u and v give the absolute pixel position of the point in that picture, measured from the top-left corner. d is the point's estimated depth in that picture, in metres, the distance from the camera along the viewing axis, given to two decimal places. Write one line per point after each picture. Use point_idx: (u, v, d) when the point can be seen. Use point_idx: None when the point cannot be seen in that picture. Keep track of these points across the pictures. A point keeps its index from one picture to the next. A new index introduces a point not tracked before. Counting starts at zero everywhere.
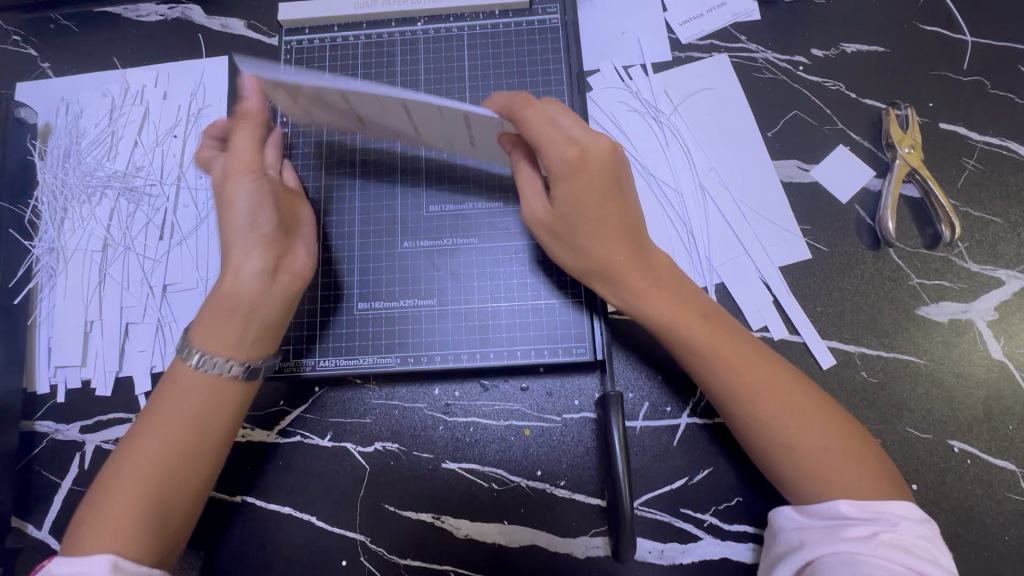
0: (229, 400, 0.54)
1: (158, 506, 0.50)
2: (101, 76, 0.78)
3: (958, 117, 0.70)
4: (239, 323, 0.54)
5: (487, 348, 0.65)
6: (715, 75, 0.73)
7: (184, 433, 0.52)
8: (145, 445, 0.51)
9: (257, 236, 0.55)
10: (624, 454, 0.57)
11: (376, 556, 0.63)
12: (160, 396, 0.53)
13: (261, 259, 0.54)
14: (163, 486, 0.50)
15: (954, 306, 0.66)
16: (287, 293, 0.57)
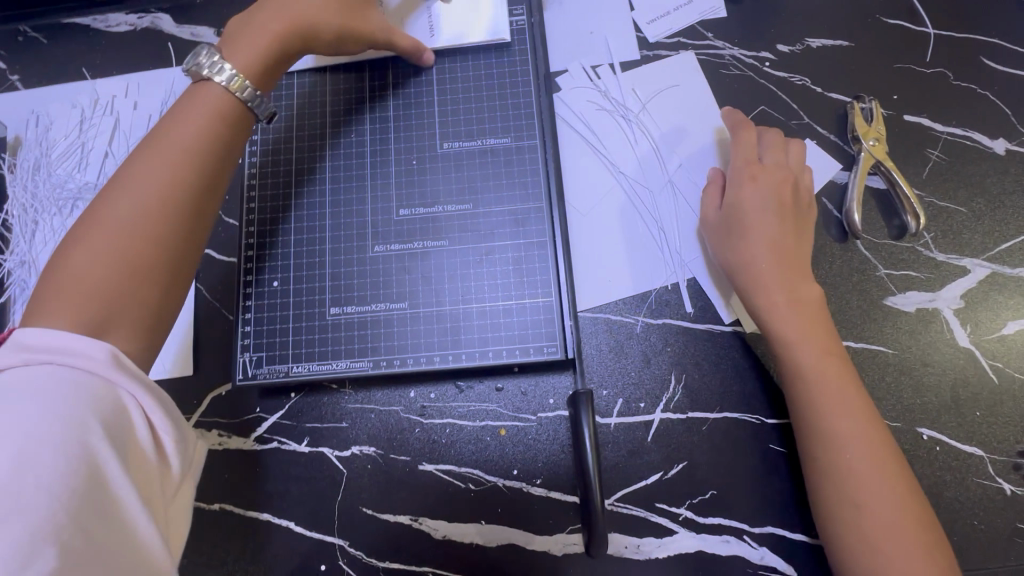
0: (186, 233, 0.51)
1: (127, 285, 0.47)
2: (71, 87, 0.78)
3: (923, 108, 0.71)
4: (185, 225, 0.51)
5: (460, 349, 0.65)
6: (682, 72, 0.74)
7: (139, 267, 0.48)
8: (96, 274, 0.46)
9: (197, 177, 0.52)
10: (594, 452, 0.58)
11: (355, 560, 0.64)
12: (91, 239, 0.47)
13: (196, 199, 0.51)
14: (124, 294, 0.47)
15: (921, 296, 0.66)
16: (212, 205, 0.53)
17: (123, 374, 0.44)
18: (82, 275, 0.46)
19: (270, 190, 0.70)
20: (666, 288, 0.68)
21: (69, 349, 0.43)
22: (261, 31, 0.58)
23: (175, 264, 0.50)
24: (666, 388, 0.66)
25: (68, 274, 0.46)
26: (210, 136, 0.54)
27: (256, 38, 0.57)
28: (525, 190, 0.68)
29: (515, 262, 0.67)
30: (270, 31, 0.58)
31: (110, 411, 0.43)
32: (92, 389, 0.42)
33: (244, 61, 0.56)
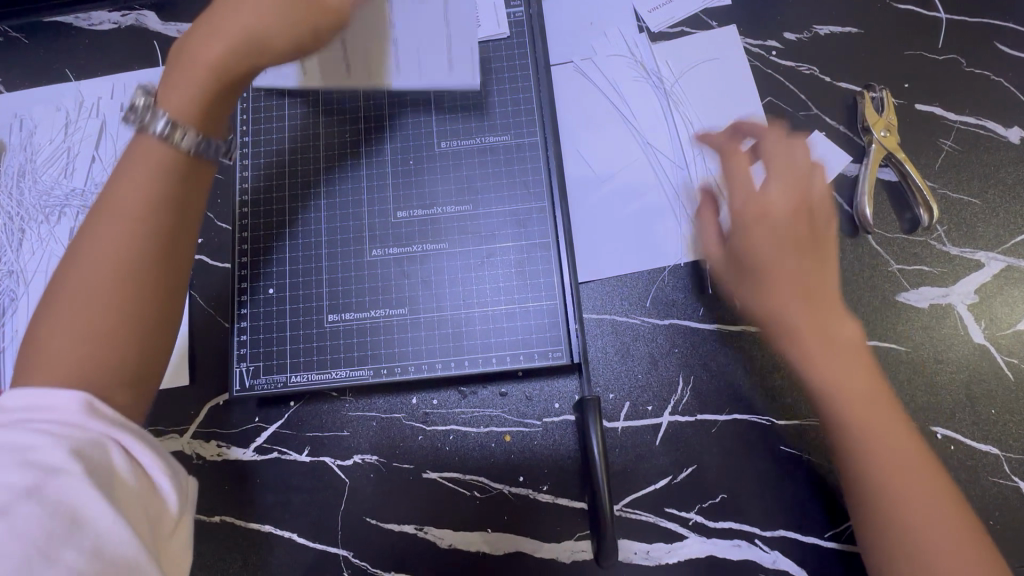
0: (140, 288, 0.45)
1: (105, 348, 0.43)
2: (54, 90, 0.75)
3: (935, 97, 0.69)
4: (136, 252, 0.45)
5: (462, 355, 0.64)
6: (721, 43, 0.72)
7: (106, 337, 0.43)
8: (57, 362, 0.42)
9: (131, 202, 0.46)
10: (602, 462, 0.56)
11: (359, 571, 0.62)
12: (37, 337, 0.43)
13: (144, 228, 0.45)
14: (100, 346, 0.43)
15: (935, 291, 0.65)
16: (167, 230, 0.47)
17: (107, 423, 0.42)
18: (62, 325, 0.43)
19: (263, 192, 0.68)
20: (672, 288, 0.67)
21: (49, 403, 0.41)
22: (200, 58, 0.49)
23: (160, 319, 0.46)
24: (674, 390, 0.64)
25: (48, 328, 0.43)
26: (165, 161, 0.48)
27: (195, 68, 0.48)
28: (526, 188, 0.66)
29: (517, 264, 0.65)
30: (212, 52, 0.49)
31: (93, 450, 0.40)
32: (72, 436, 0.40)
33: (193, 100, 0.48)
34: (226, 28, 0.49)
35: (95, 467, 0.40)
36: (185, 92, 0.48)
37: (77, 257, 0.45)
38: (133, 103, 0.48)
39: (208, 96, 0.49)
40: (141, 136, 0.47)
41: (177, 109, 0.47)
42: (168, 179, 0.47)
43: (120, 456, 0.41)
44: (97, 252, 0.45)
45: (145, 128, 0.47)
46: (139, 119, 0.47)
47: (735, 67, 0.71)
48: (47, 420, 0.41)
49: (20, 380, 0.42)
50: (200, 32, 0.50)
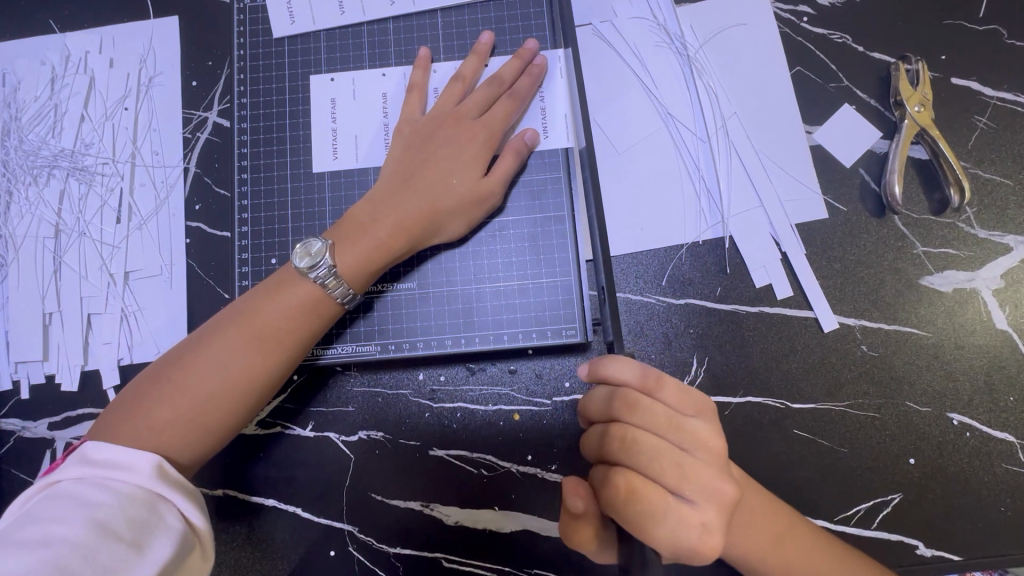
0: (237, 397, 0.52)
1: (201, 416, 0.51)
2: (38, 43, 0.70)
3: (973, 70, 0.65)
4: (245, 365, 0.52)
5: (472, 332, 0.62)
6: (750, 8, 0.67)
7: (200, 414, 0.51)
8: (160, 417, 0.50)
9: (255, 335, 0.53)
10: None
11: (364, 546, 0.62)
12: (164, 384, 0.51)
13: (258, 355, 0.53)
14: (201, 411, 0.51)
15: (960, 276, 0.63)
16: (266, 372, 0.53)
17: (165, 484, 0.47)
18: (184, 381, 0.51)
19: (263, 159, 0.66)
20: (690, 266, 0.64)
21: (125, 459, 0.47)
22: (372, 227, 0.57)
23: (246, 409, 0.53)
24: (688, 371, 0.63)
25: (161, 386, 0.51)
26: (285, 326, 0.54)
27: (364, 245, 0.56)
28: (541, 159, 0.63)
29: (530, 238, 0.62)
30: (382, 238, 0.57)
31: (142, 509, 0.45)
32: (128, 496, 0.45)
33: (359, 269, 0.56)
34: (397, 216, 0.57)
35: (140, 523, 0.44)
36: (354, 260, 0.56)
37: (189, 357, 0.52)
38: (309, 247, 0.55)
39: (372, 275, 0.57)
40: (257, 316, 0.53)
41: (293, 319, 0.54)
42: (261, 381, 0.53)
43: (164, 512, 0.46)
44: (226, 342, 0.52)
45: (301, 280, 0.55)
46: (308, 272, 0.55)
47: (763, 34, 0.67)
48: (107, 480, 0.46)
49: (117, 429, 0.50)
50: (369, 204, 0.58)
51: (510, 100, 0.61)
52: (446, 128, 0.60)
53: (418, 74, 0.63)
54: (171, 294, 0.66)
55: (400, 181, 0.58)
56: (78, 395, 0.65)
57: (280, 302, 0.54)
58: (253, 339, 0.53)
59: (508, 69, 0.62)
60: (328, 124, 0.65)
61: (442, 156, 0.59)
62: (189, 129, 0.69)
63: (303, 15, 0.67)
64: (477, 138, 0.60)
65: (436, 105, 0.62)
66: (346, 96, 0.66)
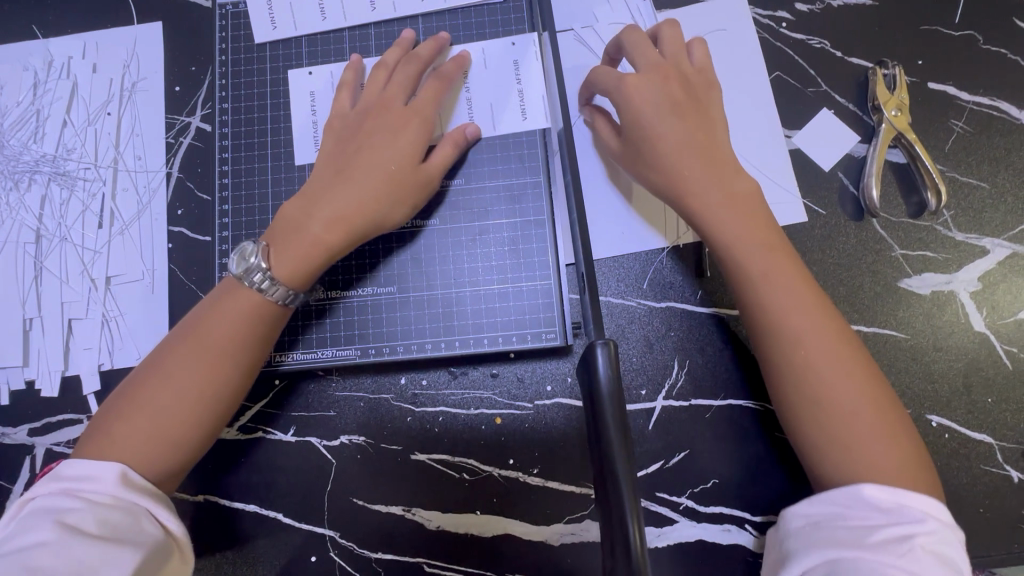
0: (197, 412, 0.51)
1: (161, 432, 0.50)
2: (21, 48, 0.70)
3: (948, 74, 0.66)
4: (201, 378, 0.51)
5: (452, 336, 0.62)
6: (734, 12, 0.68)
7: (159, 429, 0.50)
8: (122, 433, 0.49)
9: (211, 348, 0.52)
10: (633, 495, 0.34)
11: (346, 551, 0.62)
12: (127, 401, 0.51)
13: (214, 369, 0.52)
14: (159, 425, 0.50)
15: (937, 278, 0.63)
16: (225, 385, 0.52)
17: (136, 491, 0.47)
18: (144, 397, 0.51)
19: (245, 164, 0.66)
20: (670, 268, 0.65)
21: (92, 471, 0.47)
22: (306, 225, 0.56)
23: (207, 425, 0.52)
24: (668, 374, 0.63)
25: (124, 405, 0.51)
26: (244, 337, 0.53)
27: (299, 244, 0.55)
28: (521, 163, 0.63)
29: (510, 242, 0.63)
30: (316, 233, 0.55)
31: (115, 512, 0.45)
32: (99, 503, 0.45)
33: (291, 267, 0.55)
34: (331, 209, 0.56)
35: (113, 525, 0.44)
36: (292, 261, 0.55)
37: (149, 379, 0.51)
38: (242, 251, 0.54)
39: (312, 274, 0.56)
40: (207, 327, 0.53)
41: (248, 326, 0.53)
42: (222, 394, 0.52)
43: (138, 515, 0.46)
44: (185, 357, 0.52)
45: (239, 287, 0.54)
46: (242, 277, 0.54)
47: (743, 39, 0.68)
48: (76, 490, 0.46)
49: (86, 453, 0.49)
50: (304, 202, 0.57)
51: (438, 83, 0.61)
52: (376, 117, 0.59)
53: (348, 74, 0.63)
54: (153, 299, 0.66)
55: (335, 172, 0.58)
56: (58, 401, 0.65)
57: (233, 314, 0.53)
58: (209, 351, 0.52)
59: (423, 49, 0.62)
60: (308, 114, 0.66)
61: (375, 144, 0.58)
62: (171, 134, 0.69)
63: (284, 20, 0.67)
64: (412, 122, 0.59)
65: (363, 97, 0.61)
66: (324, 87, 0.66)
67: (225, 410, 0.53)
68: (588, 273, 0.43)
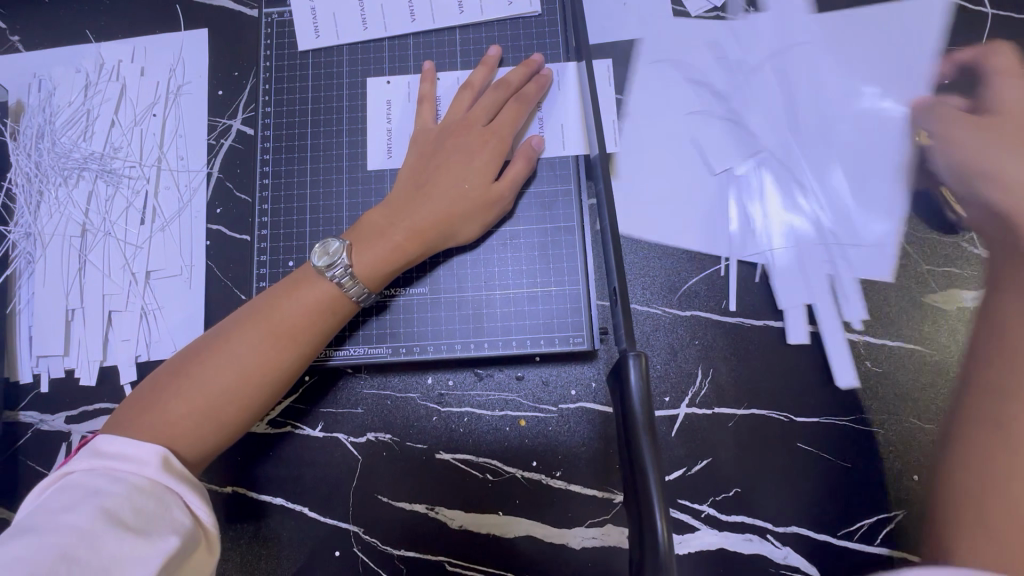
0: (249, 395, 0.53)
1: (215, 408, 0.52)
2: (74, 50, 0.74)
3: (975, 95, 0.67)
4: (259, 363, 0.53)
5: (481, 337, 0.64)
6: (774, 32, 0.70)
7: (211, 406, 0.52)
8: (174, 406, 0.51)
9: (274, 330, 0.54)
10: (665, 516, 0.35)
11: (369, 548, 0.63)
12: (183, 373, 0.53)
13: (272, 352, 0.54)
14: (215, 405, 0.52)
15: (964, 294, 0.64)
16: (280, 370, 0.54)
17: (171, 476, 0.48)
18: (200, 371, 0.52)
19: (285, 167, 0.68)
20: (697, 279, 0.66)
21: (134, 451, 0.48)
22: (387, 232, 0.59)
23: (256, 408, 0.54)
24: (692, 382, 0.64)
25: (184, 382, 0.52)
26: (306, 325, 0.55)
27: (382, 248, 0.58)
28: (552, 171, 0.65)
29: (538, 247, 0.64)
30: (397, 241, 0.59)
31: (150, 499, 0.45)
32: (136, 486, 0.45)
33: (367, 269, 0.58)
34: (414, 221, 0.59)
35: (147, 513, 0.44)
36: (374, 262, 0.58)
37: (208, 352, 0.53)
38: (327, 247, 0.57)
39: (389, 276, 0.59)
40: (275, 311, 0.55)
41: (311, 314, 0.55)
42: (276, 377, 0.54)
43: (171, 505, 0.46)
44: (249, 337, 0.54)
45: (319, 279, 0.57)
46: (324, 271, 0.56)
47: (767, 59, 0.70)
48: (115, 471, 0.46)
49: (137, 422, 0.50)
50: (385, 211, 0.60)
51: (516, 104, 0.63)
52: (458, 136, 0.63)
53: (426, 86, 0.66)
54: (190, 293, 0.68)
55: (415, 187, 0.61)
56: (96, 390, 0.67)
57: (296, 299, 0.55)
58: (271, 333, 0.54)
59: (514, 74, 0.64)
60: (385, 122, 0.68)
61: (458, 160, 0.61)
62: (213, 136, 0.71)
63: (327, 30, 0.70)
64: (491, 139, 0.62)
65: (448, 115, 0.64)
66: (403, 98, 0.68)
67: (272, 397, 0.55)
68: (620, 288, 0.45)
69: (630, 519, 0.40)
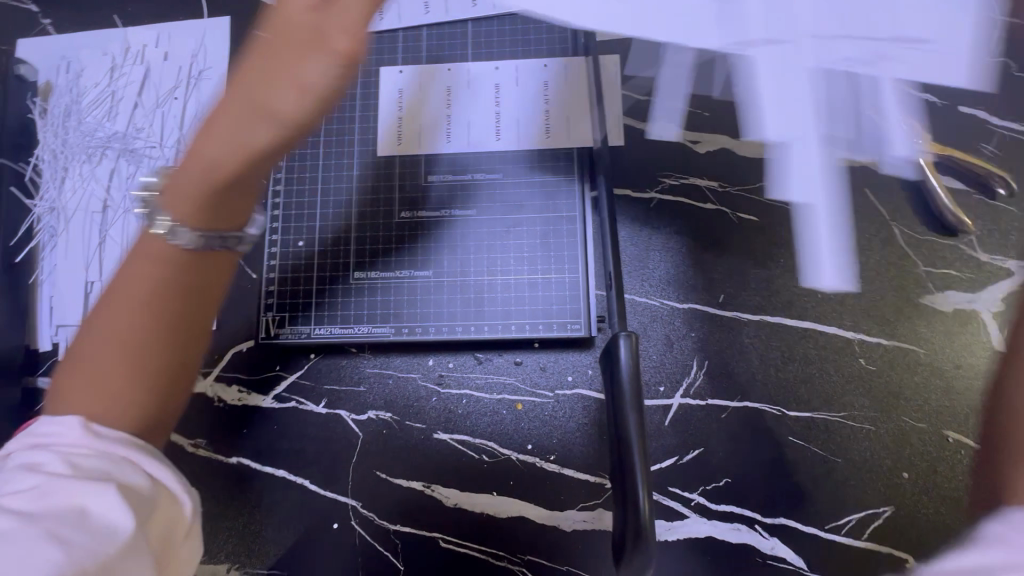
0: (150, 366, 0.41)
1: (115, 388, 0.40)
2: (102, 34, 0.77)
3: (979, 99, 0.68)
4: (145, 326, 0.41)
5: (482, 321, 0.65)
6: None
7: (111, 385, 0.40)
8: (74, 396, 0.40)
9: (150, 291, 0.41)
10: (647, 485, 0.37)
11: (366, 521, 0.65)
12: (73, 363, 0.42)
13: (143, 318, 0.41)
14: (107, 384, 0.40)
15: (961, 296, 0.64)
16: (166, 337, 0.41)
17: (121, 441, 0.40)
18: (88, 356, 0.41)
19: (298, 151, 0.70)
20: (695, 273, 0.67)
21: (58, 422, 0.40)
22: (193, 162, 0.42)
23: (162, 387, 0.42)
24: (687, 373, 0.65)
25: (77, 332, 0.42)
26: (198, 271, 0.43)
27: (190, 186, 0.42)
28: (557, 162, 0.67)
29: (540, 236, 0.66)
30: (195, 175, 0.42)
31: (100, 461, 0.39)
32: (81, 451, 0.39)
33: (189, 218, 0.42)
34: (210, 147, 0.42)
35: (98, 473, 0.38)
36: (191, 211, 0.42)
37: (87, 337, 0.42)
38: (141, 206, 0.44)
39: (219, 219, 0.43)
40: (141, 272, 0.42)
41: (193, 260, 0.42)
42: (166, 343, 0.41)
43: (127, 466, 0.39)
44: (122, 307, 0.41)
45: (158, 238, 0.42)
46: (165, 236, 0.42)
47: None
48: (49, 440, 0.39)
49: (51, 408, 0.41)
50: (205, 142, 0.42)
51: None
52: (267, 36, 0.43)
53: None
54: None
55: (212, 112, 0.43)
56: None
57: (162, 253, 0.41)
58: (140, 296, 0.41)
59: None
60: (396, 110, 0.70)
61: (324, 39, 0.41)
62: None
63: None
64: (654, 29, 0.44)
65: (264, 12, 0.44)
66: (415, 87, 0.70)
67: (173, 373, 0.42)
68: None
69: (616, 492, 0.42)
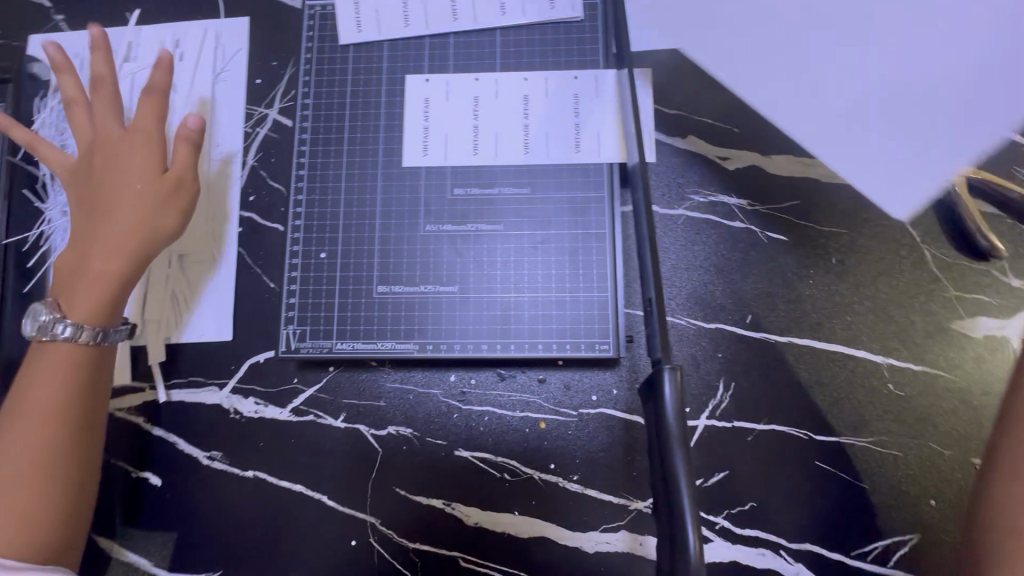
0: (64, 469, 0.53)
1: (26, 501, 0.51)
2: (117, 32, 0.75)
3: None
4: (43, 435, 0.53)
5: (508, 338, 0.64)
6: None
7: (26, 493, 0.51)
8: None
9: (49, 413, 0.54)
10: (697, 533, 0.36)
11: (385, 539, 0.64)
12: None
13: (64, 434, 0.54)
14: (23, 503, 0.50)
15: (991, 323, 0.63)
16: (66, 440, 0.54)
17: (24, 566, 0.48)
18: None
19: (320, 158, 0.69)
20: (724, 292, 0.66)
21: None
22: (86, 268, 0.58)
23: (77, 497, 0.54)
24: (713, 395, 0.64)
25: (13, 417, 0.53)
26: (77, 390, 0.55)
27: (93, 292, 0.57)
28: (585, 177, 0.66)
29: (567, 252, 0.65)
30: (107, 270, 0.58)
31: None
32: None
33: (83, 316, 0.56)
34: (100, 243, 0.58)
35: None
36: (89, 308, 0.57)
37: None
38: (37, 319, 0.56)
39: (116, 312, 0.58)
40: (31, 393, 0.54)
41: (69, 375, 0.55)
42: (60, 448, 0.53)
43: None
44: (27, 418, 0.53)
45: (54, 344, 0.56)
46: (40, 334, 0.56)
47: None
48: None
49: None
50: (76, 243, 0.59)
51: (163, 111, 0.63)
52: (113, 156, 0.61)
53: None
54: (220, 279, 0.69)
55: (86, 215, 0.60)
56: (124, 369, 0.68)
57: (49, 379, 0.55)
58: (41, 417, 0.53)
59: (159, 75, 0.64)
60: (422, 120, 0.68)
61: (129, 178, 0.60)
62: (250, 124, 0.72)
63: (368, 24, 0.70)
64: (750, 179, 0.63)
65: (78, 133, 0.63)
66: (440, 96, 0.68)
67: (80, 473, 0.54)
68: (657, 300, 0.45)
69: (660, 525, 0.41)
